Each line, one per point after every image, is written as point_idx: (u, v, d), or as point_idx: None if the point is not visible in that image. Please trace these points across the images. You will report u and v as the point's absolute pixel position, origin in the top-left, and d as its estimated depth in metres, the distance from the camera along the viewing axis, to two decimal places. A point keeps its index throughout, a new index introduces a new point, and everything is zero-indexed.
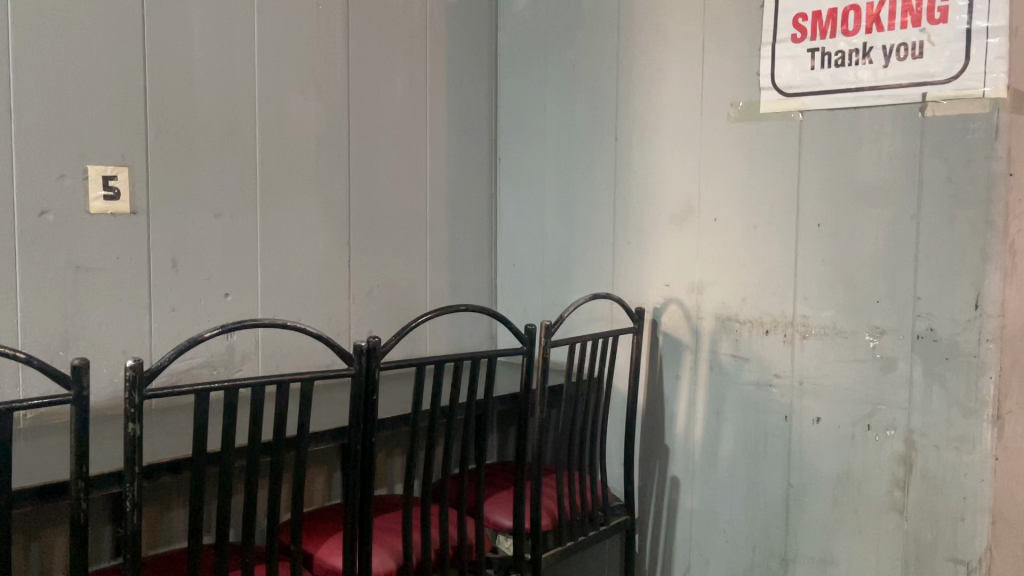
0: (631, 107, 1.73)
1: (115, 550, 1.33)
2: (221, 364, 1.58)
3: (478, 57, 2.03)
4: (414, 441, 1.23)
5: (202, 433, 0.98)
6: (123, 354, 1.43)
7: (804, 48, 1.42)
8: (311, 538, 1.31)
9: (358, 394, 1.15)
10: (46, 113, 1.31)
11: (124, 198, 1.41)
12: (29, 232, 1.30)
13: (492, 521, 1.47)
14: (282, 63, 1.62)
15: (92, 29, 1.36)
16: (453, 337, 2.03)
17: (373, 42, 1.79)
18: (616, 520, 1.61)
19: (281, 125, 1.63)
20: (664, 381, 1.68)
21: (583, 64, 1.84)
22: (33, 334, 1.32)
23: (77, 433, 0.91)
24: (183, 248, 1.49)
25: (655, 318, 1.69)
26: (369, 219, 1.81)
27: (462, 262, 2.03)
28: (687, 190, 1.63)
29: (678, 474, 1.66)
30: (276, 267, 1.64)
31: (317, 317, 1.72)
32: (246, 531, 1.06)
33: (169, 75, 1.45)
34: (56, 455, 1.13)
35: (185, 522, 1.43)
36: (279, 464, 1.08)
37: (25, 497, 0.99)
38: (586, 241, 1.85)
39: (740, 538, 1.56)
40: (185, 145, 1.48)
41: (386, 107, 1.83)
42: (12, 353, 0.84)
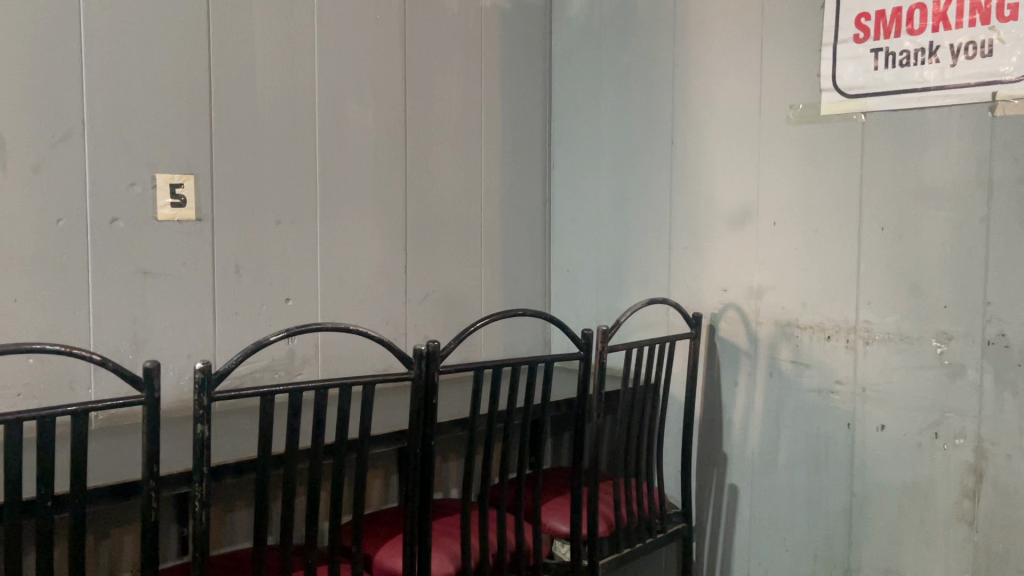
0: (687, 111, 1.72)
1: (182, 549, 1.36)
2: (282, 368, 1.61)
3: (532, 64, 2.04)
4: (472, 445, 1.23)
5: (267, 435, 1.00)
6: (189, 357, 1.47)
7: (867, 48, 1.40)
8: (370, 540, 1.32)
9: (417, 398, 1.16)
10: (116, 123, 1.35)
11: (191, 205, 1.45)
12: (100, 238, 1.34)
13: (549, 526, 1.46)
14: (341, 72, 1.65)
15: (161, 42, 1.40)
16: (508, 341, 2.03)
17: (429, 50, 1.81)
18: (673, 528, 1.59)
19: (340, 133, 1.66)
20: (722, 387, 1.66)
21: (638, 67, 1.83)
22: (104, 337, 1.36)
23: (148, 433, 0.93)
24: (246, 254, 1.53)
25: (712, 323, 1.68)
26: (425, 225, 1.83)
27: (516, 267, 2.04)
28: (745, 193, 1.61)
29: (737, 481, 1.64)
30: (335, 272, 1.66)
31: (375, 321, 1.74)
32: (309, 533, 1.07)
33: (234, 85, 1.49)
34: (127, 455, 1.16)
35: (248, 523, 1.46)
36: (341, 467, 1.09)
37: (100, 496, 1.02)
38: (641, 246, 1.84)
39: (801, 547, 1.53)
40: (248, 153, 1.52)
41: (441, 115, 1.84)
42: (88, 355, 0.86)
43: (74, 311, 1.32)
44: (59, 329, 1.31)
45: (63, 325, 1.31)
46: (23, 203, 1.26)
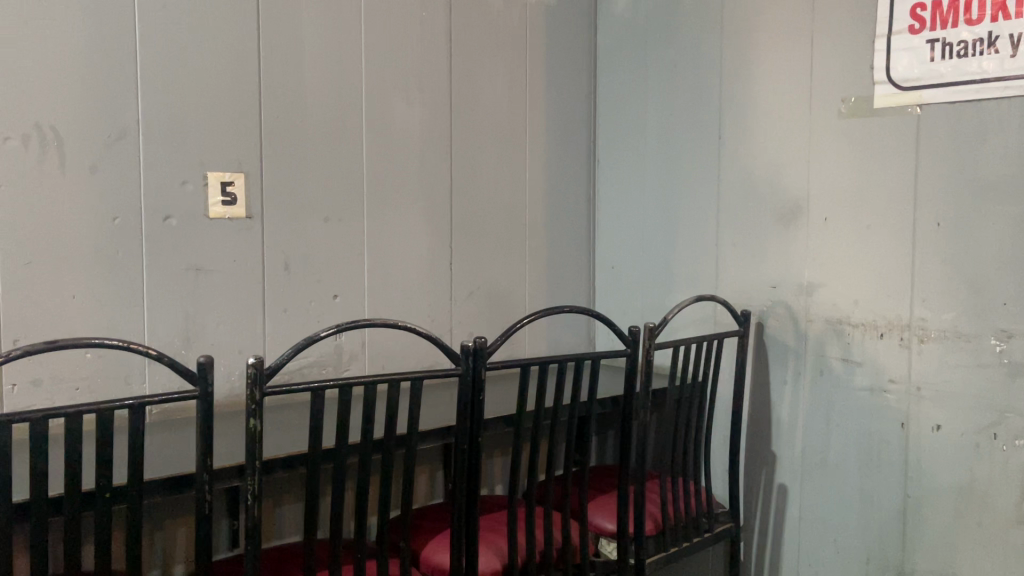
0: (735, 106, 1.70)
1: (234, 542, 1.38)
2: (330, 364, 1.62)
3: (577, 61, 2.04)
4: (518, 442, 1.23)
5: (317, 431, 1.00)
6: (240, 353, 1.49)
7: (923, 39, 1.37)
8: (418, 536, 1.33)
9: (465, 394, 1.15)
10: (169, 122, 1.37)
11: (241, 203, 1.47)
12: (154, 236, 1.36)
13: (595, 524, 1.45)
14: (388, 70, 1.66)
15: (212, 42, 1.42)
16: (552, 339, 2.03)
17: (475, 47, 1.81)
18: (720, 528, 1.57)
19: (387, 131, 1.67)
20: (771, 385, 1.64)
21: (685, 62, 1.81)
22: (158, 333, 1.38)
23: (203, 428, 0.94)
24: (295, 251, 1.54)
25: (761, 320, 1.66)
26: (470, 222, 1.83)
27: (561, 264, 2.03)
28: (795, 189, 1.59)
29: (786, 481, 1.62)
30: (381, 269, 1.67)
31: (421, 318, 1.75)
32: (359, 529, 1.08)
33: (283, 85, 1.51)
34: (181, 448, 1.18)
35: (297, 517, 1.47)
36: (390, 463, 1.09)
37: (156, 488, 1.04)
38: (688, 243, 1.82)
39: (853, 549, 1.50)
40: (297, 151, 1.53)
41: (486, 112, 1.85)
42: (145, 350, 0.86)
43: (129, 307, 1.35)
44: (114, 325, 1.33)
45: (119, 321, 1.34)
46: (81, 202, 1.29)
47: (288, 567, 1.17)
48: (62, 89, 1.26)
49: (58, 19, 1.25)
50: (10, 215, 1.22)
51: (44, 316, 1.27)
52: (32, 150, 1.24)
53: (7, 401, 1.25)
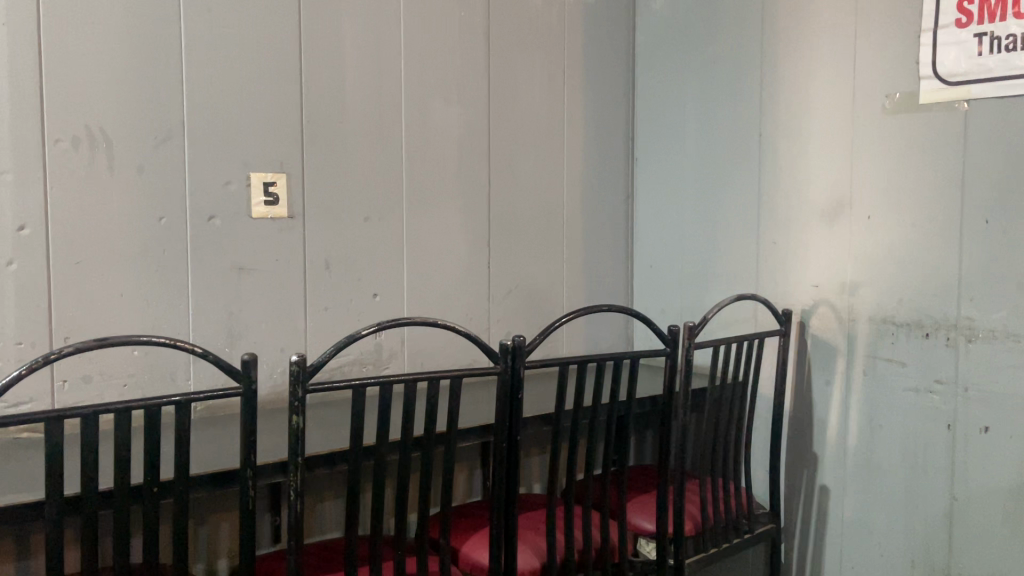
0: (776, 103, 1.69)
1: (276, 537, 1.41)
2: (370, 362, 1.64)
3: (616, 59, 2.03)
4: (557, 441, 1.22)
5: (358, 429, 1.01)
6: (281, 350, 1.51)
7: (970, 33, 1.34)
8: (457, 533, 1.34)
9: (504, 393, 1.15)
10: (213, 124, 1.40)
11: (283, 203, 1.49)
12: (198, 236, 1.39)
13: (634, 524, 1.44)
14: (427, 71, 1.67)
15: (255, 45, 1.44)
16: (590, 338, 2.03)
17: (513, 47, 1.82)
18: (761, 529, 1.55)
19: (426, 131, 1.68)
20: (813, 385, 1.62)
21: (725, 59, 1.80)
22: (202, 331, 1.41)
23: (247, 424, 0.95)
24: (336, 250, 1.56)
25: (803, 320, 1.64)
26: (508, 221, 1.84)
27: (599, 263, 2.03)
28: (838, 187, 1.56)
29: (828, 483, 1.59)
30: (420, 268, 1.69)
31: (459, 317, 1.76)
32: (399, 526, 1.08)
33: (324, 86, 1.53)
34: (226, 444, 1.20)
35: (338, 513, 1.49)
36: (429, 460, 1.10)
37: (201, 483, 1.05)
38: (728, 242, 1.81)
39: (898, 552, 1.48)
40: (337, 151, 1.55)
41: (524, 112, 1.85)
42: (190, 347, 0.87)
43: (174, 306, 1.37)
44: (160, 322, 1.36)
45: (165, 319, 1.36)
46: (128, 202, 1.32)
47: (330, 563, 1.19)
48: (110, 92, 1.29)
49: (106, 24, 1.28)
50: (61, 215, 1.26)
51: (93, 314, 1.29)
52: (82, 151, 1.27)
53: (58, 397, 1.29)
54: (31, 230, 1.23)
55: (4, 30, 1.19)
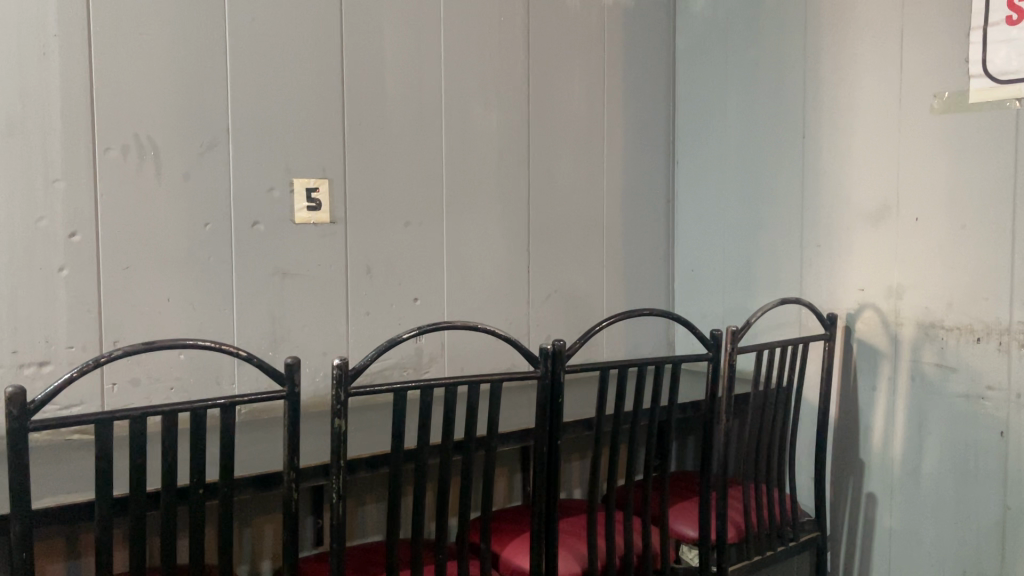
0: (819, 104, 1.66)
1: (318, 539, 1.42)
2: (410, 366, 1.65)
3: (656, 61, 2.02)
4: (599, 446, 1.21)
5: (400, 432, 1.01)
6: (324, 354, 1.52)
7: (1021, 30, 1.30)
8: (498, 537, 1.33)
9: (544, 397, 1.15)
10: (257, 131, 1.42)
11: (326, 208, 1.50)
12: (243, 240, 1.41)
13: (676, 530, 1.43)
14: (467, 75, 1.68)
15: (297, 52, 1.46)
16: (631, 342, 2.01)
17: (553, 51, 1.82)
18: (806, 537, 1.53)
19: (466, 137, 1.69)
20: (859, 391, 1.59)
21: (766, 62, 1.79)
22: (247, 335, 1.43)
23: (290, 428, 0.95)
24: (377, 254, 1.57)
25: (848, 324, 1.61)
26: (547, 225, 1.83)
27: (640, 268, 2.02)
28: (884, 189, 1.54)
29: (875, 490, 1.56)
30: (460, 272, 1.69)
31: (499, 320, 1.76)
32: (439, 530, 1.08)
33: (365, 93, 1.54)
34: (269, 447, 1.21)
35: (378, 516, 1.51)
36: (470, 464, 1.09)
37: (246, 485, 1.06)
38: (772, 246, 1.78)
39: (948, 562, 1.44)
40: (378, 156, 1.56)
41: (564, 116, 1.85)
42: (234, 351, 0.88)
43: (218, 310, 1.39)
44: (206, 326, 1.38)
45: (210, 323, 1.39)
46: (175, 209, 1.34)
47: (371, 566, 1.19)
48: (159, 100, 1.32)
49: (154, 34, 1.31)
50: (111, 222, 1.28)
51: (141, 318, 1.32)
52: (130, 159, 1.30)
53: (108, 399, 1.32)
54: (82, 237, 1.26)
55: (56, 42, 1.22)
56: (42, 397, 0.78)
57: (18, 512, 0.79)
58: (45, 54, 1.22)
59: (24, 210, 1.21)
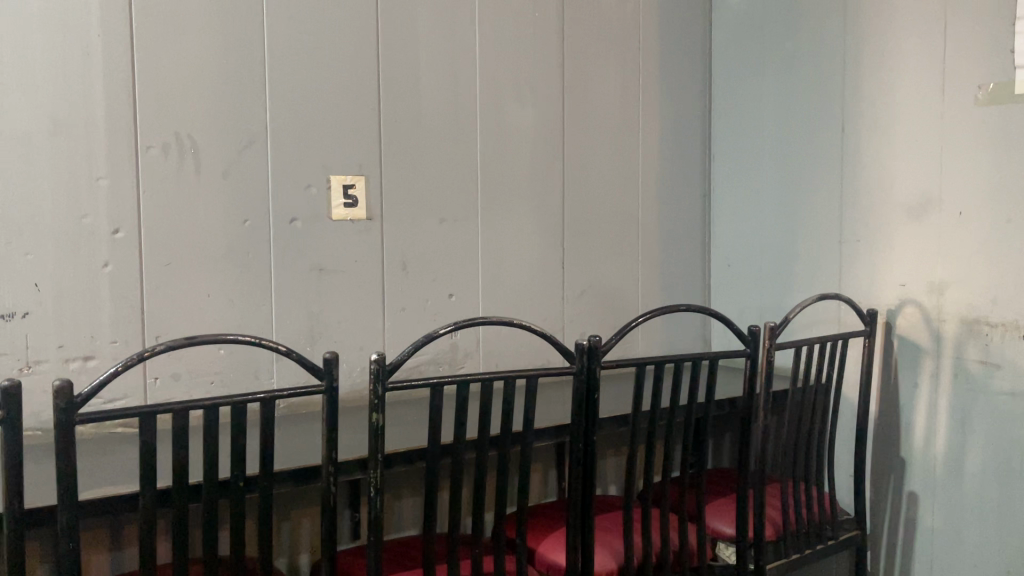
0: (859, 97, 1.64)
1: (355, 533, 1.44)
2: (446, 361, 1.65)
3: (692, 56, 2.01)
4: (635, 441, 1.21)
5: (436, 427, 1.01)
6: (361, 349, 1.53)
7: None
8: (534, 532, 1.34)
9: (580, 394, 1.15)
10: (294, 129, 1.43)
11: (362, 205, 1.51)
12: (281, 237, 1.43)
13: (713, 528, 1.42)
14: (501, 72, 1.68)
15: (333, 50, 1.47)
16: (666, 339, 2.00)
17: (588, 46, 1.81)
18: (845, 536, 1.51)
19: (501, 133, 1.69)
20: (900, 388, 1.57)
21: (804, 55, 1.77)
22: (285, 331, 1.44)
23: (327, 422, 0.96)
24: (412, 250, 1.58)
25: (888, 320, 1.59)
26: (582, 221, 1.83)
27: (676, 264, 2.00)
28: (926, 182, 1.51)
29: (917, 488, 1.54)
30: (495, 268, 1.70)
31: (534, 316, 1.76)
32: (475, 524, 1.08)
33: (401, 89, 1.55)
34: (308, 442, 1.22)
35: (414, 511, 1.52)
36: (506, 459, 1.09)
37: (285, 478, 1.08)
38: (810, 241, 1.76)
39: (992, 563, 1.41)
40: (414, 153, 1.57)
41: (598, 111, 1.84)
42: (274, 346, 0.88)
43: (257, 306, 1.41)
44: (244, 322, 1.40)
45: (249, 319, 1.40)
46: (215, 206, 1.36)
47: (408, 560, 1.20)
48: (198, 99, 1.33)
49: (194, 33, 1.33)
50: (153, 219, 1.31)
51: (182, 313, 1.34)
52: (171, 157, 1.32)
53: (150, 394, 1.34)
54: (124, 234, 1.28)
55: (99, 43, 1.25)
56: (88, 390, 0.80)
57: (65, 503, 0.81)
58: (89, 54, 1.24)
59: (70, 207, 1.24)
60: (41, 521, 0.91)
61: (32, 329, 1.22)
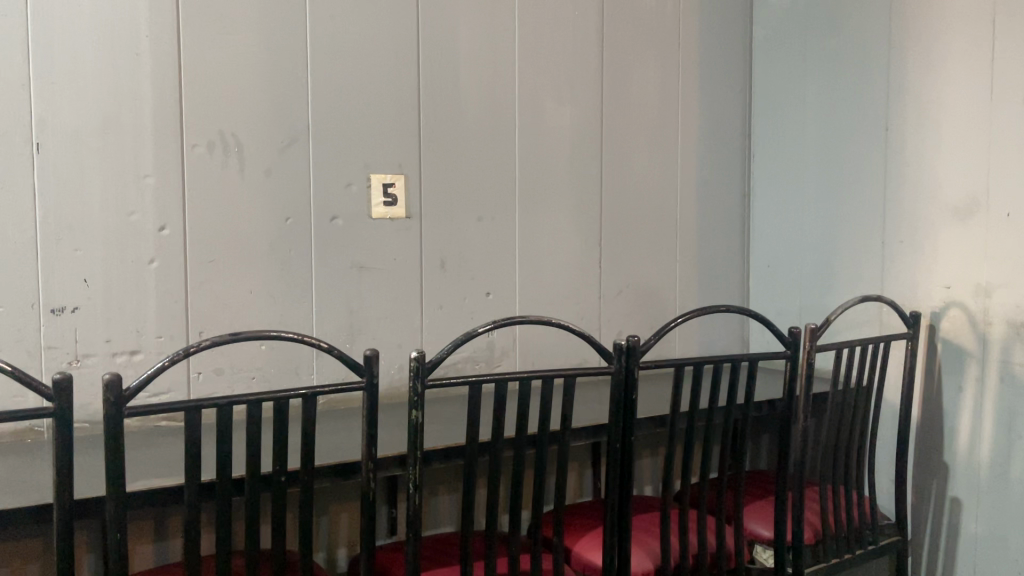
0: (903, 96, 1.61)
1: (392, 529, 1.45)
2: (483, 360, 1.66)
3: (733, 54, 1.99)
4: (673, 443, 1.20)
5: (475, 424, 1.02)
6: (399, 346, 1.54)
7: None
8: (570, 532, 1.34)
9: (619, 393, 1.14)
10: (336, 128, 1.45)
11: (401, 204, 1.52)
12: (322, 235, 1.44)
13: (750, 530, 1.40)
14: (540, 71, 1.68)
15: (375, 50, 1.48)
16: (704, 339, 1.99)
17: (627, 45, 1.81)
18: (885, 541, 1.48)
19: (539, 132, 1.69)
20: (945, 392, 1.54)
21: (847, 53, 1.75)
22: (325, 327, 1.46)
23: (368, 418, 0.97)
24: (451, 249, 1.59)
25: (932, 322, 1.56)
26: (620, 221, 1.82)
27: (713, 264, 1.99)
28: (974, 183, 1.48)
29: (960, 494, 1.51)
30: (532, 267, 1.70)
31: (571, 316, 1.76)
32: (513, 522, 1.08)
33: (441, 89, 1.56)
34: (347, 438, 1.24)
35: (450, 508, 1.53)
36: (543, 458, 1.09)
37: (325, 473, 1.09)
38: (850, 242, 1.74)
39: None
40: (453, 151, 1.58)
41: (638, 110, 1.83)
42: (316, 343, 0.89)
43: (298, 303, 1.43)
44: (285, 318, 1.42)
45: (290, 315, 1.42)
46: (258, 203, 1.38)
47: (446, 557, 1.21)
48: (243, 99, 1.35)
49: (239, 34, 1.34)
50: (198, 216, 1.33)
51: (224, 309, 1.36)
52: (216, 155, 1.34)
53: (193, 388, 1.36)
54: (170, 231, 1.31)
55: (148, 44, 1.27)
56: (136, 384, 0.81)
57: (114, 495, 0.83)
58: (138, 55, 1.27)
59: (118, 205, 1.27)
60: (90, 510, 0.93)
61: (81, 324, 1.25)
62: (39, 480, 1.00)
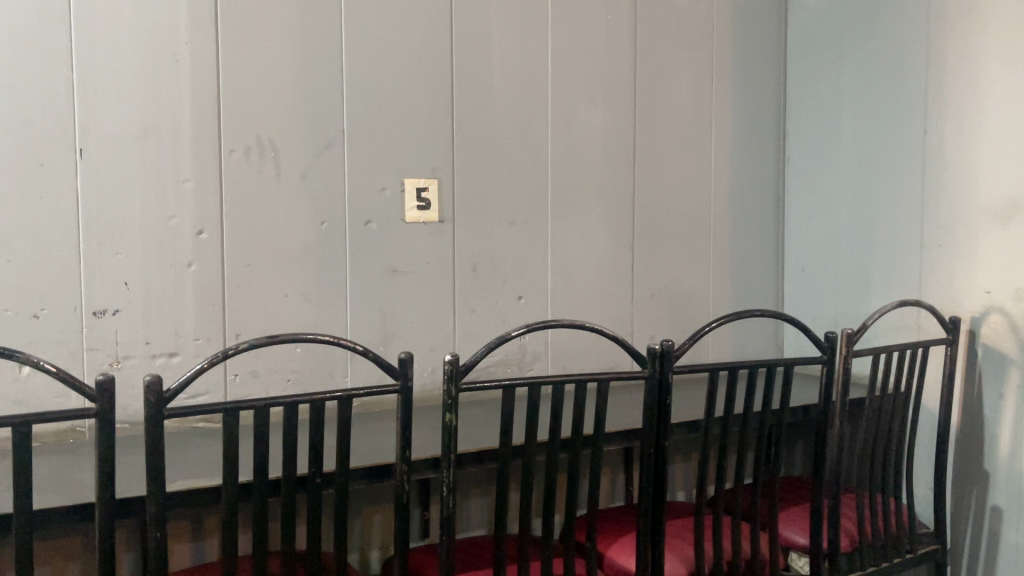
0: (942, 99, 1.59)
1: (425, 531, 1.46)
2: (515, 363, 1.66)
3: (766, 57, 1.98)
4: (708, 447, 1.19)
5: (508, 427, 1.02)
6: (432, 350, 1.55)
7: None
8: (603, 537, 1.33)
9: (653, 397, 1.14)
10: (370, 133, 1.46)
11: (435, 208, 1.53)
12: (356, 239, 1.45)
13: (785, 536, 1.39)
14: (573, 75, 1.68)
15: (408, 56, 1.49)
16: (737, 344, 1.97)
17: (659, 49, 1.80)
18: (923, 550, 1.46)
19: (571, 136, 1.69)
20: (985, 398, 1.51)
21: (883, 55, 1.73)
22: (359, 330, 1.47)
23: (402, 421, 0.97)
24: (483, 253, 1.59)
25: (972, 328, 1.53)
26: (652, 225, 1.82)
27: (747, 268, 1.97)
28: (1015, 186, 1.45)
29: (1001, 502, 1.49)
30: (564, 271, 1.70)
31: (603, 320, 1.75)
32: (546, 526, 1.08)
33: (473, 94, 1.56)
34: (380, 440, 1.24)
35: (482, 511, 1.53)
36: (576, 462, 1.09)
37: (360, 475, 1.09)
38: (887, 246, 1.72)
39: None
40: (485, 155, 1.58)
41: (671, 114, 1.83)
42: (351, 345, 0.90)
43: (333, 306, 1.44)
44: (320, 321, 1.43)
45: (325, 318, 1.43)
46: (293, 208, 1.39)
47: (479, 560, 1.21)
48: (279, 105, 1.37)
49: (275, 40, 1.36)
50: (234, 220, 1.34)
51: (260, 312, 1.38)
52: (253, 160, 1.35)
53: (230, 390, 1.38)
54: (208, 234, 1.32)
55: (187, 50, 1.29)
56: (176, 386, 0.82)
57: (154, 494, 0.84)
58: (177, 61, 1.29)
59: (157, 208, 1.29)
60: (131, 510, 0.95)
61: (122, 325, 1.27)
62: (81, 480, 1.02)
